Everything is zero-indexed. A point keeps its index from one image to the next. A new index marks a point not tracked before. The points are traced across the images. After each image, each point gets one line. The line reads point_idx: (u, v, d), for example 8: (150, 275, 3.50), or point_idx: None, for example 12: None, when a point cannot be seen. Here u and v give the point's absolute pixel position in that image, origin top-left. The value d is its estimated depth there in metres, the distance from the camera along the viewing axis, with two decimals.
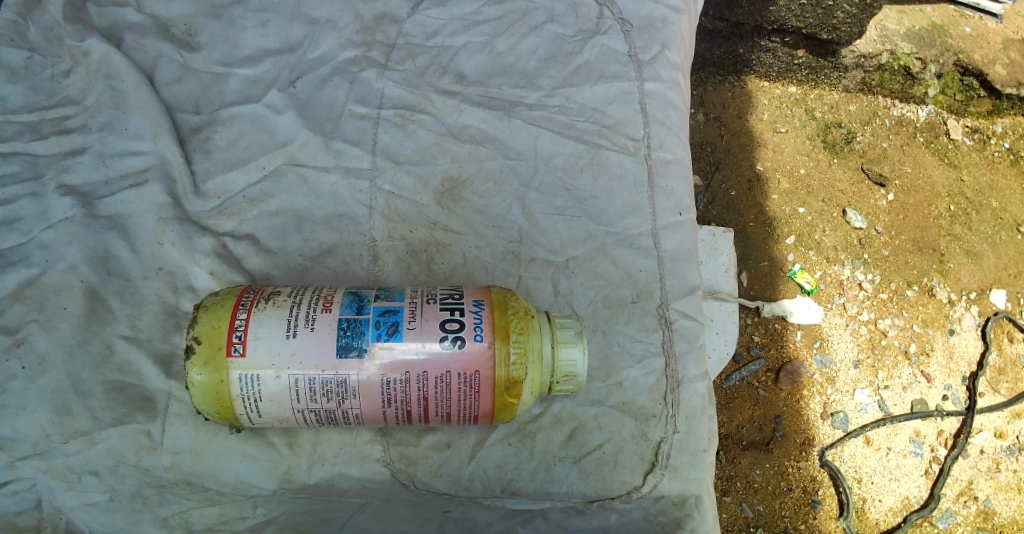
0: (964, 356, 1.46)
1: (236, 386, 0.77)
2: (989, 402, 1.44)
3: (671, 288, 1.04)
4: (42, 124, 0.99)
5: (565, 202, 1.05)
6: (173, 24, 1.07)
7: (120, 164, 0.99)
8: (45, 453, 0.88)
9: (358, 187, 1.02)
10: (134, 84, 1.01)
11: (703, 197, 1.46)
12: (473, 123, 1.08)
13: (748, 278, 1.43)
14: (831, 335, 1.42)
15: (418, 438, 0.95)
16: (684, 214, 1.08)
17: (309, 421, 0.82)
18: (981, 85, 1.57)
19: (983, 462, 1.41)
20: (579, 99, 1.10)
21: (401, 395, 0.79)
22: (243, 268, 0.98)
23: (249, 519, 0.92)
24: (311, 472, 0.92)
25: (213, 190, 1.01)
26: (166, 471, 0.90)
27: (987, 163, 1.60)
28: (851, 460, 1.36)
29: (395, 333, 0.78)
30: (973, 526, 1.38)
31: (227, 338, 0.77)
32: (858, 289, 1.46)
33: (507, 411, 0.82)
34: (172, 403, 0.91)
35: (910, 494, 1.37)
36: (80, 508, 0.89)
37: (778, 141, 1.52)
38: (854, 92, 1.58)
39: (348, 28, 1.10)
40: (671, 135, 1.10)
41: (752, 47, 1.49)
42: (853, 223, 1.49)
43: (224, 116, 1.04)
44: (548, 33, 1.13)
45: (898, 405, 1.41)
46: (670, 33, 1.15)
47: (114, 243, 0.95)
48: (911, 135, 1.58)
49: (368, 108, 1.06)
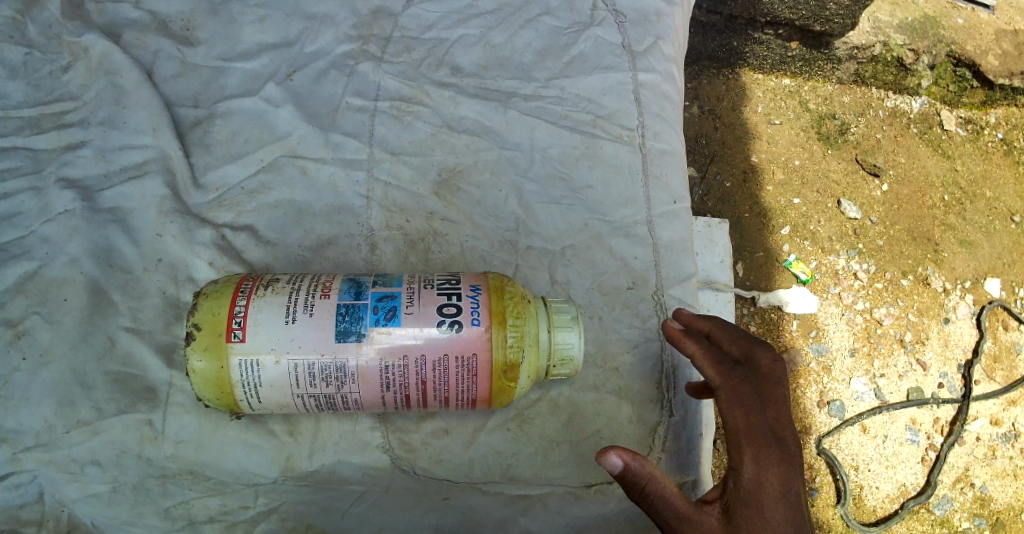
0: (959, 344, 1.48)
1: (236, 372, 0.78)
2: (984, 389, 1.46)
3: (666, 275, 1.05)
4: (42, 121, 1.00)
5: (562, 192, 1.07)
6: (171, 20, 1.08)
7: (120, 158, 1.00)
8: (48, 445, 0.88)
9: (356, 179, 1.04)
10: (133, 79, 1.02)
11: (699, 189, 1.47)
12: (470, 115, 1.09)
13: (744, 269, 1.44)
14: (827, 325, 1.43)
15: (417, 425, 0.96)
16: (679, 203, 1.09)
17: (309, 407, 0.83)
18: (974, 76, 1.58)
19: (979, 448, 1.44)
20: (575, 91, 1.11)
21: (400, 379, 0.80)
22: (243, 260, 0.98)
23: (250, 510, 0.93)
24: (313, 460, 0.94)
25: (212, 183, 1.01)
26: (168, 461, 0.91)
27: (981, 154, 1.61)
28: (847, 448, 1.38)
29: (393, 318, 0.79)
30: (970, 512, 1.41)
31: (227, 324, 0.78)
32: (852, 279, 1.47)
33: (505, 395, 0.83)
34: (174, 393, 0.92)
35: (907, 481, 1.39)
36: (84, 500, 0.89)
37: (773, 132, 1.53)
38: (848, 83, 1.58)
39: (345, 23, 1.11)
40: (665, 126, 1.11)
41: (745, 39, 1.49)
42: (847, 214, 1.50)
43: (223, 110, 1.05)
44: (543, 26, 1.14)
45: (894, 393, 1.42)
46: (664, 27, 1.16)
47: (115, 237, 0.96)
48: (905, 126, 1.59)
49: (366, 101, 1.07)
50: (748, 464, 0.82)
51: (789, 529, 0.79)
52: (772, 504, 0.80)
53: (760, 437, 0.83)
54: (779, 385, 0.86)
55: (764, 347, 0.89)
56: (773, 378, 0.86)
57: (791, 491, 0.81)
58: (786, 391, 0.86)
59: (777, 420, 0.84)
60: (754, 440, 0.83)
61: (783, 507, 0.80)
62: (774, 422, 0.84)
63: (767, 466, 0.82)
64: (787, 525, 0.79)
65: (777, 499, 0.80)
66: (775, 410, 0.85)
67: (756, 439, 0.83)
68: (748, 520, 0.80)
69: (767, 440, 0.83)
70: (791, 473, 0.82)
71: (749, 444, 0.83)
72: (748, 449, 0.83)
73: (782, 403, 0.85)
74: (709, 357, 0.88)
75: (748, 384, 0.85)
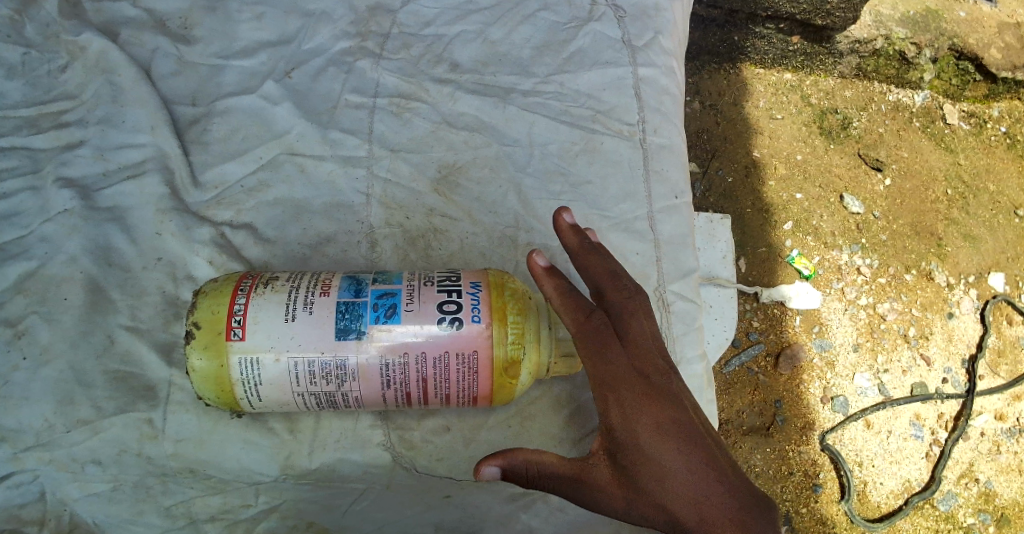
0: (963, 338, 1.47)
1: (236, 370, 0.78)
2: (988, 384, 1.45)
3: (667, 271, 1.06)
4: (40, 119, 0.99)
5: (561, 188, 1.06)
6: (169, 18, 1.08)
7: (119, 157, 0.99)
8: (48, 444, 0.88)
9: (356, 175, 1.03)
10: (131, 77, 1.02)
11: (700, 185, 1.46)
12: (469, 111, 1.08)
13: (746, 264, 1.43)
14: (830, 320, 1.42)
15: (418, 423, 0.96)
16: (680, 198, 1.09)
17: (310, 405, 0.83)
18: (976, 69, 1.56)
19: (983, 444, 1.43)
20: (574, 86, 1.11)
21: (401, 377, 0.80)
22: (243, 258, 0.98)
23: (251, 508, 0.93)
24: (314, 458, 0.93)
25: (212, 181, 1.01)
26: (169, 459, 0.90)
27: (984, 148, 1.60)
28: (851, 443, 1.38)
29: (393, 316, 0.79)
30: (974, 508, 1.40)
31: (226, 323, 0.78)
32: (856, 274, 1.46)
33: (506, 392, 0.83)
34: (175, 391, 0.92)
35: (911, 477, 1.39)
36: (84, 499, 0.89)
37: (774, 127, 1.52)
38: (850, 77, 1.57)
39: (343, 20, 1.11)
40: (665, 120, 1.11)
41: (746, 34, 1.48)
42: (850, 208, 1.49)
43: (222, 108, 1.04)
44: (542, 21, 1.14)
45: (898, 388, 1.42)
46: (663, 21, 1.15)
47: (114, 235, 0.95)
48: (907, 120, 1.58)
49: (364, 98, 1.07)
50: (615, 408, 0.77)
51: (672, 461, 0.74)
52: (652, 439, 0.75)
53: (622, 376, 0.77)
54: (634, 318, 0.81)
55: (616, 281, 0.84)
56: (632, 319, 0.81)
57: (666, 422, 0.75)
58: (642, 321, 0.81)
59: (637, 357, 0.79)
60: (617, 382, 0.77)
61: (666, 436, 0.75)
62: (634, 354, 0.79)
63: (635, 403, 0.76)
64: (673, 453, 0.74)
65: (655, 431, 0.75)
66: (635, 345, 0.80)
67: (619, 380, 0.77)
68: (630, 461, 0.75)
69: (631, 376, 0.77)
70: (666, 401, 0.76)
71: (615, 385, 0.77)
72: (614, 392, 0.77)
73: (640, 335, 0.80)
74: (566, 302, 0.80)
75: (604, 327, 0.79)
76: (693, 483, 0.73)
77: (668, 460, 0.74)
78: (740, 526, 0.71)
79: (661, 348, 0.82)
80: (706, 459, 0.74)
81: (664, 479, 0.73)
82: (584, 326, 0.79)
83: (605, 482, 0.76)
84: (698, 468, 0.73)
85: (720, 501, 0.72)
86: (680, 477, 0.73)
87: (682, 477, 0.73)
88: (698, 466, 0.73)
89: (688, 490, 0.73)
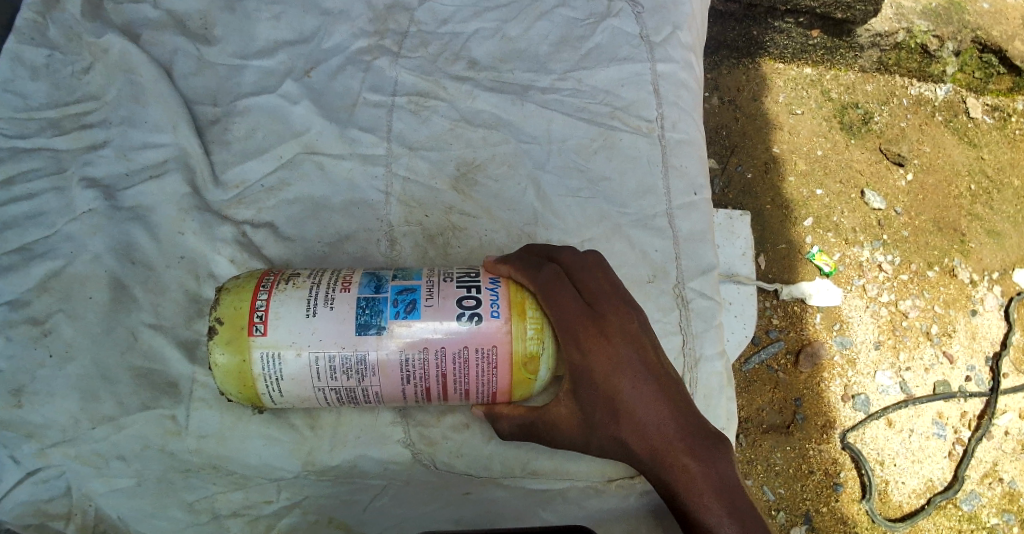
0: (987, 336, 1.45)
1: (258, 366, 0.78)
2: (1013, 382, 1.43)
3: (686, 267, 1.05)
4: (64, 121, 1.01)
5: (579, 184, 1.06)
6: (188, 19, 1.08)
7: (141, 157, 1.00)
8: (73, 440, 0.89)
9: (374, 173, 1.04)
10: (152, 77, 1.03)
11: (719, 181, 1.45)
12: (486, 108, 1.08)
13: (767, 261, 1.42)
14: (850, 317, 1.41)
15: (437, 419, 0.96)
16: (698, 193, 1.08)
17: (331, 401, 0.83)
18: (1001, 62, 1.53)
19: (1008, 443, 1.41)
20: (591, 82, 1.10)
21: (420, 372, 0.80)
22: (263, 256, 0.99)
23: (273, 504, 0.95)
24: (333, 454, 0.94)
25: (232, 180, 1.02)
26: (191, 454, 0.92)
27: (1008, 142, 1.58)
28: (873, 442, 1.36)
29: (413, 311, 0.79)
30: (999, 508, 1.38)
31: (248, 318, 0.79)
32: (877, 270, 1.44)
33: (525, 388, 0.82)
34: (197, 388, 0.93)
35: (934, 476, 1.37)
36: (109, 494, 0.91)
37: (794, 122, 1.50)
38: (871, 71, 1.55)
39: (361, 18, 1.11)
40: (684, 115, 1.10)
41: (764, 28, 1.46)
42: (871, 204, 1.47)
43: (241, 107, 1.05)
44: (558, 17, 1.13)
45: (920, 386, 1.40)
46: (681, 15, 1.14)
47: (136, 234, 0.96)
48: (929, 114, 1.55)
49: (382, 96, 1.07)
50: (573, 354, 0.79)
51: (628, 398, 0.79)
52: (607, 381, 0.79)
53: (580, 323, 0.79)
54: (586, 273, 0.84)
55: (563, 245, 0.87)
56: (580, 273, 0.83)
57: (621, 361, 0.79)
58: (595, 274, 0.84)
59: (593, 305, 0.81)
60: (575, 330, 0.79)
61: (622, 377, 0.79)
62: (589, 303, 0.81)
63: (592, 348, 0.79)
64: (628, 393, 0.79)
65: (610, 371, 0.79)
66: (589, 295, 0.82)
67: (576, 328, 0.79)
68: (589, 400, 0.80)
69: (588, 323, 0.80)
70: (622, 344, 0.80)
71: (574, 332, 0.79)
72: (574, 340, 0.79)
73: (594, 285, 0.83)
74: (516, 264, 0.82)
75: (556, 281, 0.81)
76: (645, 418, 0.79)
77: (623, 399, 0.79)
78: (690, 455, 0.78)
79: (619, 293, 0.83)
80: (659, 395, 0.80)
81: (618, 414, 0.80)
82: (534, 282, 0.80)
83: (565, 418, 0.82)
84: (652, 404, 0.79)
85: (673, 434, 0.79)
86: (635, 414, 0.79)
87: (636, 414, 0.79)
88: (651, 403, 0.79)
89: (641, 425, 0.79)
